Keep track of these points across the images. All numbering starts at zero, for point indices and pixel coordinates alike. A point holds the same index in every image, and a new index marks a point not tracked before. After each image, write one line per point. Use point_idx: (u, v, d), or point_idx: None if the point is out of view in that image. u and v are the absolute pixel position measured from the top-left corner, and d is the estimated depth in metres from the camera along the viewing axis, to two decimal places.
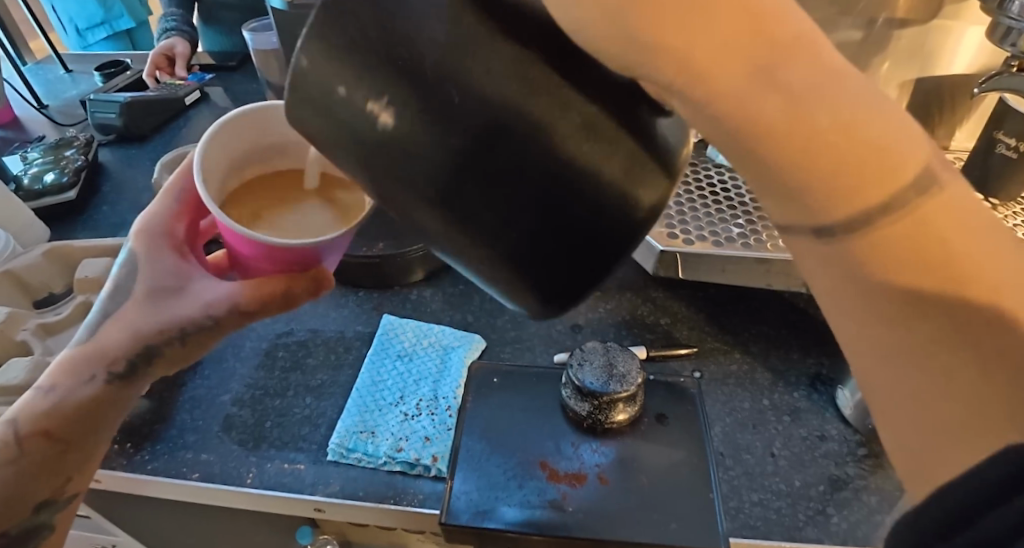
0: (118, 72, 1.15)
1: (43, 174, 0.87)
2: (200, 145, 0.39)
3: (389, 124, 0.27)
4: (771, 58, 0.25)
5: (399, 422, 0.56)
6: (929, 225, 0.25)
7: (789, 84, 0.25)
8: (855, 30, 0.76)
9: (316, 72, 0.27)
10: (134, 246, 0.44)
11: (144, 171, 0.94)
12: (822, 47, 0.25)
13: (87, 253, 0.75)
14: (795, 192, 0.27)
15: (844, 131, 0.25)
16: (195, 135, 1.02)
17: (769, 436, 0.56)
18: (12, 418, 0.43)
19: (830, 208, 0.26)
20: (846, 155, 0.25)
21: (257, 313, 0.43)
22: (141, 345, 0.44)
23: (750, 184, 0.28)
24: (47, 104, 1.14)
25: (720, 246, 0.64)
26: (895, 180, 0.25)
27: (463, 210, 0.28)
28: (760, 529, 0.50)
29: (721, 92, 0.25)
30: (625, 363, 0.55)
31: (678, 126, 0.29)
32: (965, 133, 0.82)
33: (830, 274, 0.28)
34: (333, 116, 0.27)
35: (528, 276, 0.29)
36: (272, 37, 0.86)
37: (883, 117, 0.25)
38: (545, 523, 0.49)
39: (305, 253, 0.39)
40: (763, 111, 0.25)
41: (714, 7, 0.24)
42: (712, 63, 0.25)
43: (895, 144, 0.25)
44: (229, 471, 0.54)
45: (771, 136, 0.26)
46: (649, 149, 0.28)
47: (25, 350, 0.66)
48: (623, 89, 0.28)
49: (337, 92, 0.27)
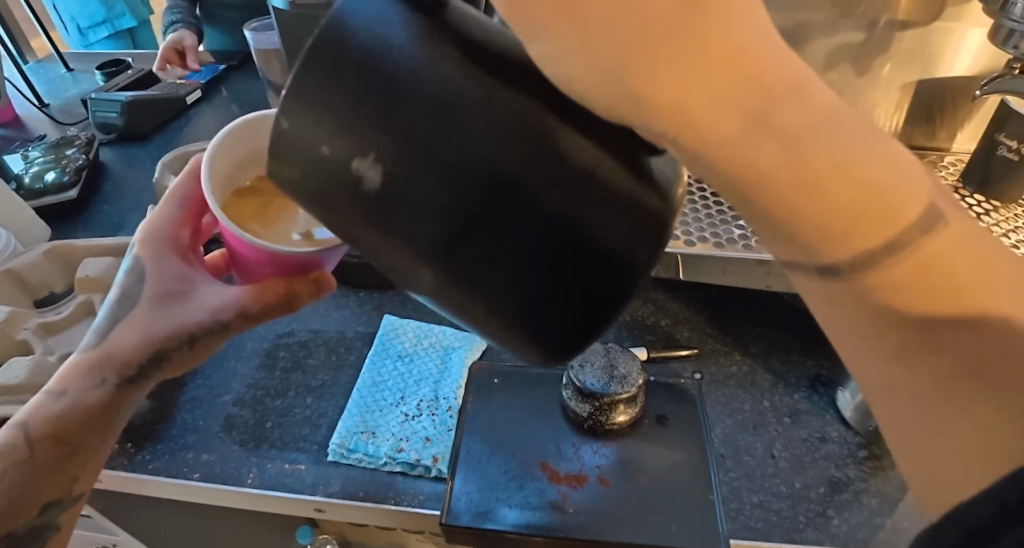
0: (119, 70, 1.15)
1: (44, 173, 0.87)
2: (211, 146, 0.40)
3: (376, 183, 0.26)
4: (767, 102, 0.23)
5: (399, 423, 0.56)
6: (934, 264, 0.24)
7: (786, 126, 0.23)
8: (857, 32, 0.76)
9: (298, 133, 0.27)
10: (140, 252, 0.44)
11: (144, 170, 0.94)
12: (813, 88, 0.23)
13: (88, 252, 0.75)
14: (799, 238, 0.25)
15: (845, 173, 0.23)
16: (196, 134, 1.02)
17: (769, 438, 0.56)
18: (22, 422, 0.44)
19: (835, 249, 0.24)
20: (851, 200, 0.23)
21: (261, 316, 0.43)
22: (153, 349, 0.44)
23: (750, 224, 0.26)
24: (49, 102, 1.15)
25: (721, 247, 0.64)
26: (898, 220, 0.23)
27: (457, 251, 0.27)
28: (760, 531, 0.50)
29: (715, 136, 0.23)
30: (625, 364, 0.55)
31: (670, 165, 0.28)
32: (966, 135, 0.82)
33: (839, 308, 0.26)
34: (321, 170, 0.27)
35: (530, 327, 0.28)
36: (274, 37, 0.86)
37: (882, 157, 0.23)
38: (545, 524, 0.49)
39: (307, 261, 0.39)
40: (763, 157, 0.23)
41: (704, 47, 0.22)
42: (705, 110, 0.23)
43: (898, 184, 0.23)
44: (230, 471, 0.54)
45: (772, 181, 0.24)
46: (648, 185, 0.26)
47: (26, 350, 0.66)
48: (612, 133, 0.26)
49: (322, 151, 0.27)
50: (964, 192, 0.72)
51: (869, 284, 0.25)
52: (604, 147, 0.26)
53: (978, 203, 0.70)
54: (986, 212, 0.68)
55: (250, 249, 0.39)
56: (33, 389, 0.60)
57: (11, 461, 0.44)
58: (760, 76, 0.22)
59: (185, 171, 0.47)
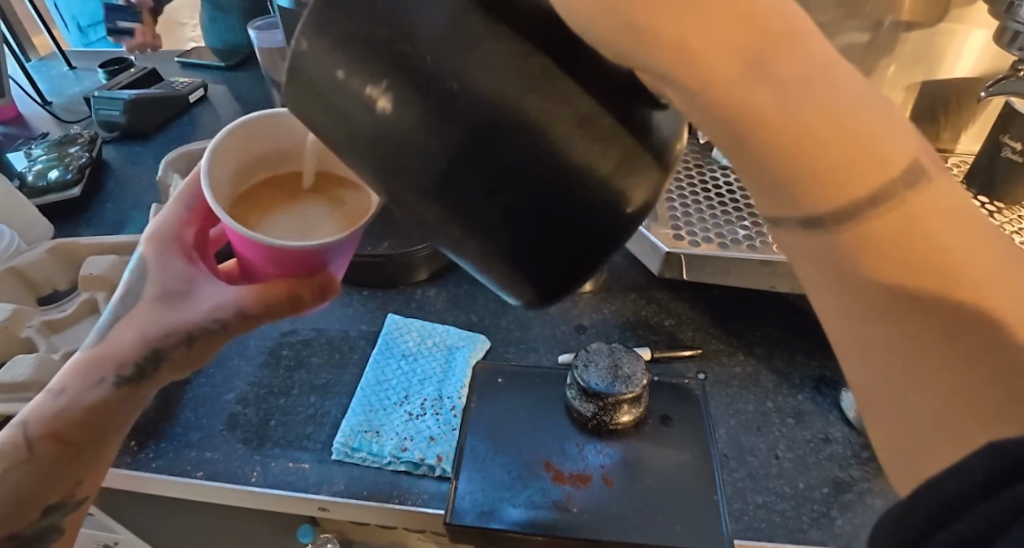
0: (123, 68, 1.15)
1: (48, 171, 0.87)
2: (205, 160, 0.40)
3: (387, 109, 0.27)
4: (765, 46, 0.24)
5: (404, 422, 0.56)
6: (918, 218, 0.25)
7: (777, 71, 0.25)
8: (862, 33, 0.76)
9: (314, 57, 0.27)
10: (145, 252, 0.44)
11: (147, 169, 0.94)
12: (812, 40, 0.25)
13: (92, 250, 0.75)
14: (781, 183, 0.26)
15: (833, 121, 0.24)
16: (198, 133, 1.02)
17: (773, 438, 0.56)
18: (23, 420, 0.44)
19: (818, 195, 0.25)
20: (836, 146, 0.24)
21: (262, 317, 0.43)
22: (150, 348, 0.44)
23: (741, 175, 0.28)
24: (52, 100, 1.15)
25: (726, 248, 0.64)
26: (883, 170, 0.24)
27: (455, 195, 0.28)
28: (764, 531, 0.50)
29: (710, 79, 0.25)
30: (630, 364, 0.55)
31: (674, 118, 0.30)
32: (970, 137, 0.82)
33: (819, 275, 0.27)
34: (331, 99, 0.28)
35: (522, 268, 0.30)
36: (278, 35, 0.85)
37: (871, 109, 0.24)
38: (549, 523, 0.49)
39: (312, 258, 0.40)
40: (754, 99, 0.25)
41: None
42: (703, 48, 0.25)
43: (885, 135, 0.24)
44: (234, 470, 0.54)
45: (759, 123, 0.25)
46: (646, 143, 0.29)
47: (29, 347, 0.66)
48: (617, 88, 0.28)
49: (337, 76, 0.27)
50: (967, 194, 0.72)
51: (849, 233, 0.25)
52: (603, 101, 0.28)
53: (981, 205, 0.70)
54: (990, 214, 0.68)
55: (255, 246, 0.39)
56: (37, 387, 0.60)
57: (10, 462, 0.43)
58: (761, 21, 0.24)
59: (190, 176, 0.48)
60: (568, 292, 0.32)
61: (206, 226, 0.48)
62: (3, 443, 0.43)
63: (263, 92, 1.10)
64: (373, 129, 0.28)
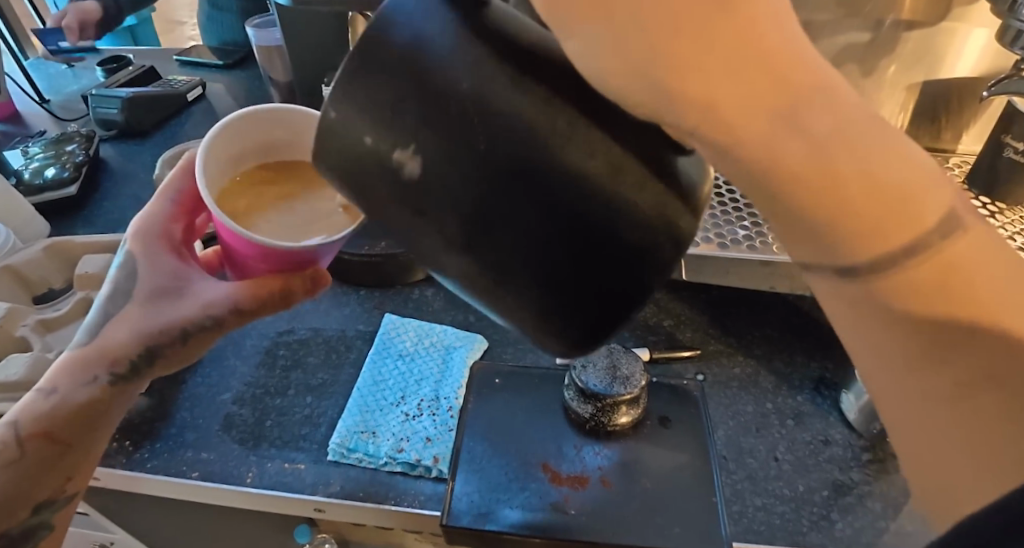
0: (120, 66, 1.15)
1: (44, 169, 0.87)
2: (208, 134, 0.40)
3: (415, 173, 0.28)
4: (794, 102, 0.24)
5: (400, 422, 0.56)
6: (952, 268, 0.26)
7: (812, 130, 0.24)
8: (863, 32, 0.76)
9: (345, 123, 0.29)
10: (131, 248, 0.45)
11: (144, 167, 0.93)
12: (844, 96, 0.25)
13: (87, 249, 0.74)
14: (818, 237, 0.27)
15: (870, 180, 0.24)
16: (195, 131, 1.01)
17: (772, 440, 0.56)
18: (12, 420, 0.42)
19: (856, 250, 0.26)
20: (876, 205, 0.25)
21: (255, 313, 0.43)
22: (143, 346, 0.44)
23: (772, 225, 0.28)
24: (48, 98, 1.14)
25: (725, 248, 0.64)
26: (921, 226, 0.25)
27: (488, 247, 0.29)
28: (763, 534, 0.49)
29: (745, 139, 0.25)
30: (628, 365, 0.55)
31: (697, 164, 0.30)
32: (972, 137, 0.81)
33: (855, 319, 0.28)
34: (359, 161, 0.29)
35: (556, 320, 0.30)
36: (276, 33, 0.85)
37: (906, 163, 0.25)
38: (547, 526, 0.48)
39: (301, 256, 0.39)
40: (784, 155, 0.25)
41: (737, 59, 0.24)
42: (731, 105, 0.24)
43: (920, 192, 0.25)
44: (229, 471, 0.53)
45: (793, 180, 0.25)
46: (673, 188, 0.28)
47: (24, 346, 0.66)
48: (640, 134, 0.28)
49: (366, 141, 0.28)
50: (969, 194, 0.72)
51: (890, 285, 0.26)
52: (628, 146, 0.27)
53: (982, 205, 0.69)
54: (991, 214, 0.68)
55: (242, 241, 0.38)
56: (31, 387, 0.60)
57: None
58: (789, 77, 0.24)
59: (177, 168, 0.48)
60: (602, 340, 0.31)
61: (192, 220, 0.48)
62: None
63: (262, 91, 1.10)
64: (407, 193, 0.29)
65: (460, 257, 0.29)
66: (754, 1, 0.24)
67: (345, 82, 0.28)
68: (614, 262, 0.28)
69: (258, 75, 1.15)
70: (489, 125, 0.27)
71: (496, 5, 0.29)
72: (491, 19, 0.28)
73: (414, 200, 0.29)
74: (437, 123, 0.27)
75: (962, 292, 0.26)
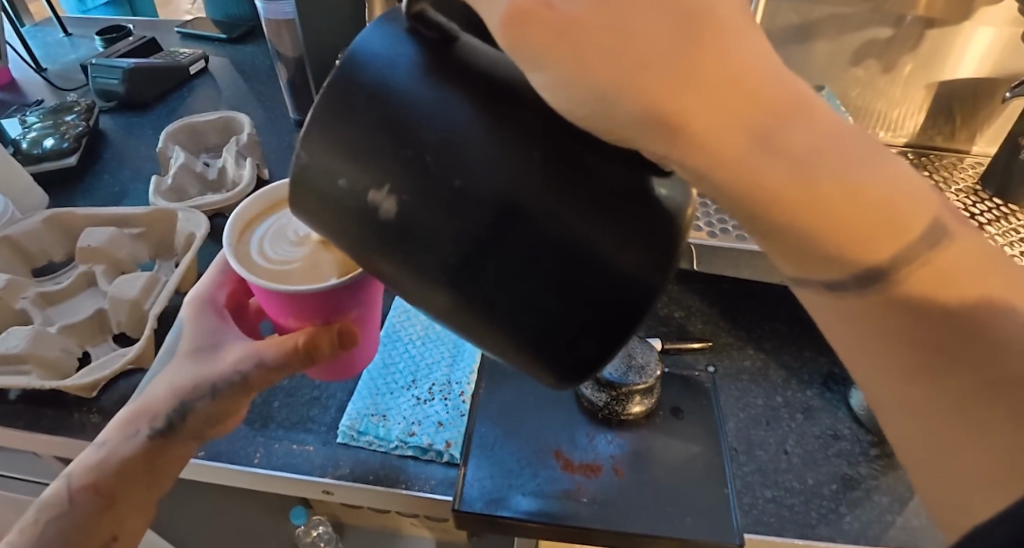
0: (120, 36, 1.13)
1: (43, 139, 0.85)
2: (250, 199, 0.42)
3: (391, 212, 0.28)
4: (770, 123, 0.25)
5: (411, 406, 0.55)
6: (943, 274, 0.27)
7: (790, 150, 0.25)
8: (885, 28, 0.76)
9: (330, 163, 0.29)
10: (182, 314, 0.46)
11: (145, 140, 0.92)
12: (819, 114, 0.26)
13: (88, 222, 0.72)
14: (812, 254, 0.27)
15: (851, 196, 0.25)
16: (197, 104, 0.99)
17: (782, 433, 0.56)
18: (69, 472, 0.44)
19: (847, 262, 0.27)
20: (859, 219, 0.26)
21: (280, 370, 0.42)
22: (177, 402, 0.44)
23: (764, 246, 0.29)
24: (46, 67, 1.12)
25: (744, 240, 0.63)
26: (903, 236, 0.26)
27: (475, 274, 0.28)
28: (772, 526, 0.49)
29: (730, 165, 0.26)
30: (644, 354, 0.55)
31: (680, 187, 0.29)
32: (987, 139, 0.82)
33: (886, 339, 0.29)
34: (336, 203, 0.29)
35: (549, 354, 0.29)
36: (286, 6, 0.81)
37: (884, 178, 0.26)
38: (558, 512, 0.48)
39: (317, 302, 0.39)
40: (769, 179, 0.25)
41: (709, 91, 0.24)
42: (708, 130, 0.25)
43: (900, 201, 0.26)
44: (236, 451, 0.53)
45: (784, 205, 0.26)
46: (669, 228, 0.28)
47: (24, 320, 0.65)
48: (626, 161, 0.28)
49: (341, 184, 0.29)
50: (982, 195, 0.72)
51: (890, 300, 0.27)
52: (622, 177, 0.28)
53: (995, 206, 0.70)
54: (1005, 216, 0.68)
55: (272, 294, 0.39)
56: (32, 361, 0.58)
57: (53, 512, 0.43)
58: (764, 102, 0.25)
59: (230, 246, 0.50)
60: (598, 371, 0.30)
61: (241, 292, 0.49)
62: (50, 496, 0.44)
63: (266, 66, 1.08)
64: (411, 219, 0.28)
65: (466, 279, 0.29)
66: (718, 31, 0.24)
67: (323, 120, 0.28)
68: (602, 290, 0.28)
69: (264, 49, 1.13)
70: (465, 153, 0.27)
71: (465, 40, 0.30)
72: (459, 55, 0.29)
73: (402, 236, 0.29)
74: (412, 160, 0.28)
75: (954, 296, 0.27)
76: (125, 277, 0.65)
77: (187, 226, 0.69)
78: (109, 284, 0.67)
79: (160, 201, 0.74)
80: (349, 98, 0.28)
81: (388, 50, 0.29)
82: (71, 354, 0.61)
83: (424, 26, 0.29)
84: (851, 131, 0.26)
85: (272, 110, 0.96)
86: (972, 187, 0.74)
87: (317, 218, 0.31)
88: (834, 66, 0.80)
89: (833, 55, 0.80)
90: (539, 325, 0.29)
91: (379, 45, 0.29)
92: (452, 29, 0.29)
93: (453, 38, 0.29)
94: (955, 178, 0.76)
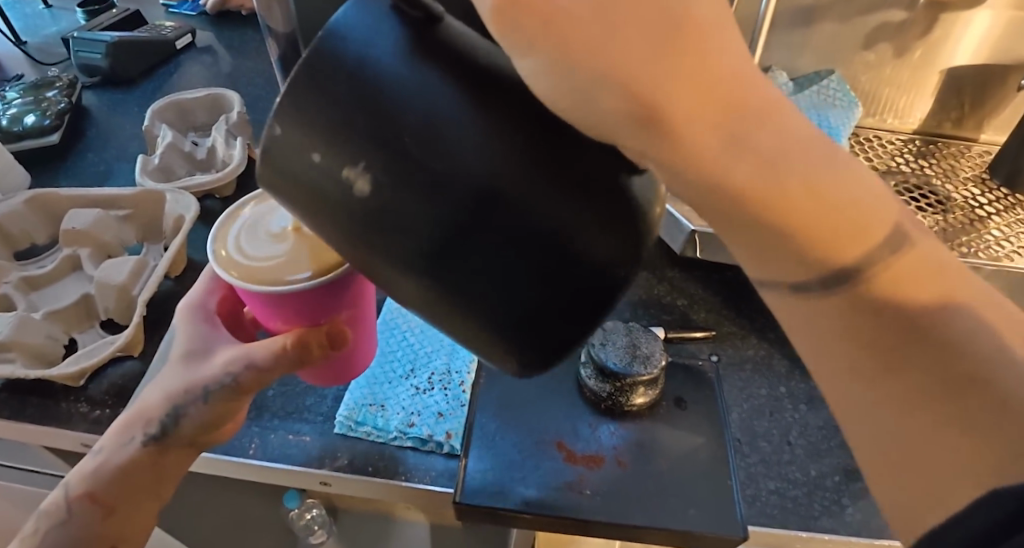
0: (102, 9, 1.09)
1: (23, 116, 0.82)
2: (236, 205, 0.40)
3: (365, 191, 0.26)
4: (741, 126, 0.24)
5: (410, 396, 0.54)
6: (900, 282, 0.27)
7: (760, 148, 0.24)
8: (898, 11, 0.75)
9: (299, 137, 0.27)
10: (175, 321, 0.45)
11: (130, 117, 0.89)
12: (787, 118, 0.25)
13: (73, 203, 0.70)
14: (783, 252, 0.27)
15: (813, 198, 0.25)
16: (184, 81, 0.96)
17: (785, 424, 0.55)
18: (66, 481, 0.44)
19: (808, 266, 0.27)
20: (823, 221, 0.26)
21: (270, 372, 0.41)
22: (170, 407, 0.42)
23: (734, 247, 0.28)
24: (26, 40, 1.08)
25: None
26: (863, 240, 0.26)
27: (450, 264, 0.27)
28: (776, 518, 0.49)
29: (699, 165, 0.25)
30: (648, 344, 0.54)
31: (649, 181, 0.28)
32: (994, 128, 0.81)
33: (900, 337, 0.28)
34: (310, 183, 0.27)
35: (525, 342, 0.28)
36: None
37: (842, 182, 0.26)
38: (562, 505, 0.47)
39: (300, 305, 0.38)
40: (740, 182, 0.25)
41: (696, 77, 0.23)
42: (691, 123, 0.24)
43: (859, 206, 0.26)
44: (230, 442, 0.52)
45: (752, 205, 0.25)
46: (636, 215, 0.27)
47: (7, 305, 0.63)
48: (597, 149, 0.27)
49: (314, 159, 0.27)
50: (990, 185, 0.71)
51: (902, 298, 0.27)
52: (595, 167, 0.26)
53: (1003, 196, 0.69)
54: (1013, 205, 0.68)
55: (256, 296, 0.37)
56: (17, 349, 0.57)
57: (54, 520, 0.43)
58: (737, 103, 0.24)
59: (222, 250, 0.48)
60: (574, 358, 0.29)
61: (234, 296, 0.47)
62: (49, 505, 0.44)
63: (257, 42, 1.04)
64: (399, 208, 0.26)
65: (459, 270, 0.27)
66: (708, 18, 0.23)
67: (299, 92, 0.26)
68: (584, 278, 0.27)
69: (253, 24, 1.10)
70: (444, 140, 0.26)
71: (449, 22, 0.28)
72: (445, 36, 0.27)
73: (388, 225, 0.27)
74: (389, 141, 0.26)
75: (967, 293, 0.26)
76: (113, 262, 0.63)
77: (176, 208, 0.67)
78: (94, 268, 0.65)
79: (146, 181, 0.71)
80: (327, 74, 0.26)
81: (369, 29, 0.27)
82: (57, 341, 0.60)
83: (407, 4, 0.27)
84: (815, 135, 0.26)
85: (263, 88, 0.93)
86: (979, 175, 0.73)
87: (295, 201, 0.29)
88: (843, 49, 0.79)
89: (843, 39, 0.78)
90: (518, 314, 0.27)
91: (359, 19, 0.27)
92: (438, 10, 0.27)
93: (437, 18, 0.27)
94: (962, 167, 0.75)
